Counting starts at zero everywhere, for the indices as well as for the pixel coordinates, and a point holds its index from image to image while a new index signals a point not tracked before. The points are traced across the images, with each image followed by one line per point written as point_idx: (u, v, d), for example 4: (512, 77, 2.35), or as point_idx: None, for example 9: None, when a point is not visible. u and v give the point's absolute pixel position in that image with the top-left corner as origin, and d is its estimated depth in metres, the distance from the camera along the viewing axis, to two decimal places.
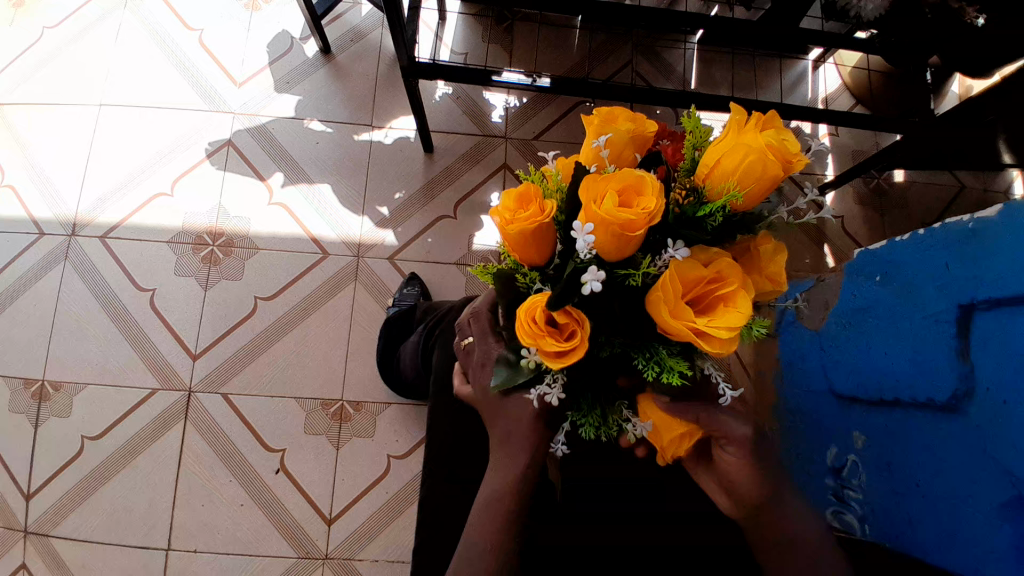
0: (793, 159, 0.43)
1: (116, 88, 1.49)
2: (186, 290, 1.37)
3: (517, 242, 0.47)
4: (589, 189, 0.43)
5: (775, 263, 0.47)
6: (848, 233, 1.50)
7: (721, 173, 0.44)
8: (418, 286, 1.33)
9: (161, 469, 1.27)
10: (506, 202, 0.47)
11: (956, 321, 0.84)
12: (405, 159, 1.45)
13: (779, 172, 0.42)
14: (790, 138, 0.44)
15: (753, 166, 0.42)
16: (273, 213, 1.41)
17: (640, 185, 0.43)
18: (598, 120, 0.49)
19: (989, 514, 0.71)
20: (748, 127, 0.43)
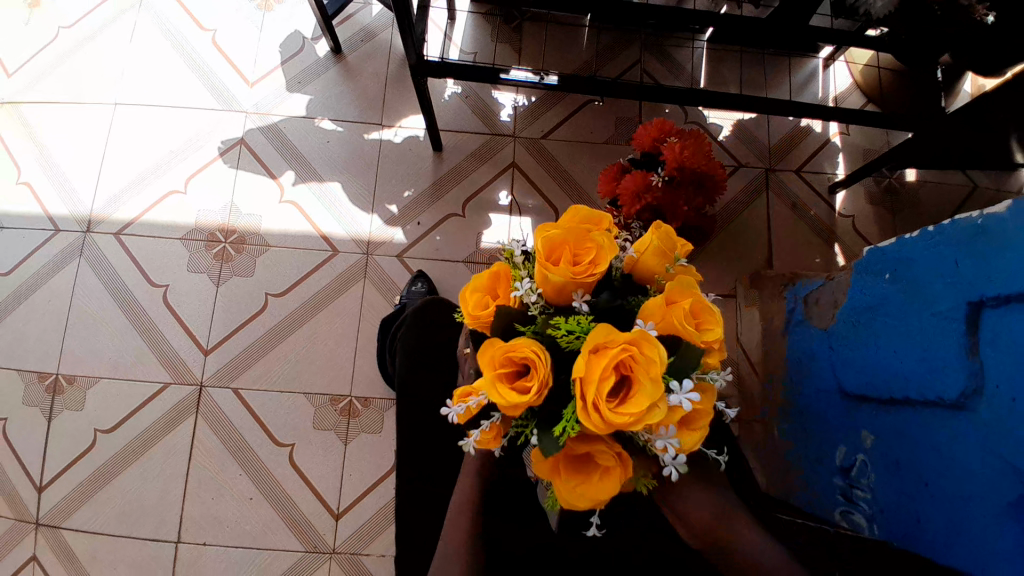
0: (635, 417, 0.44)
1: (131, 88, 1.52)
2: (198, 286, 1.39)
3: (475, 326, 0.57)
4: (485, 353, 0.49)
5: (682, 437, 0.48)
6: (858, 232, 1.49)
7: (579, 382, 0.47)
8: (425, 284, 1.33)
9: (171, 463, 1.28)
10: (475, 283, 0.57)
11: (965, 319, 0.82)
12: (414, 158, 1.46)
13: (604, 429, 0.44)
14: (642, 394, 0.44)
15: (591, 409, 0.45)
16: (283, 211, 1.43)
17: (535, 367, 0.48)
18: (541, 254, 0.51)
19: (1000, 513, 0.72)
20: (598, 366, 0.44)
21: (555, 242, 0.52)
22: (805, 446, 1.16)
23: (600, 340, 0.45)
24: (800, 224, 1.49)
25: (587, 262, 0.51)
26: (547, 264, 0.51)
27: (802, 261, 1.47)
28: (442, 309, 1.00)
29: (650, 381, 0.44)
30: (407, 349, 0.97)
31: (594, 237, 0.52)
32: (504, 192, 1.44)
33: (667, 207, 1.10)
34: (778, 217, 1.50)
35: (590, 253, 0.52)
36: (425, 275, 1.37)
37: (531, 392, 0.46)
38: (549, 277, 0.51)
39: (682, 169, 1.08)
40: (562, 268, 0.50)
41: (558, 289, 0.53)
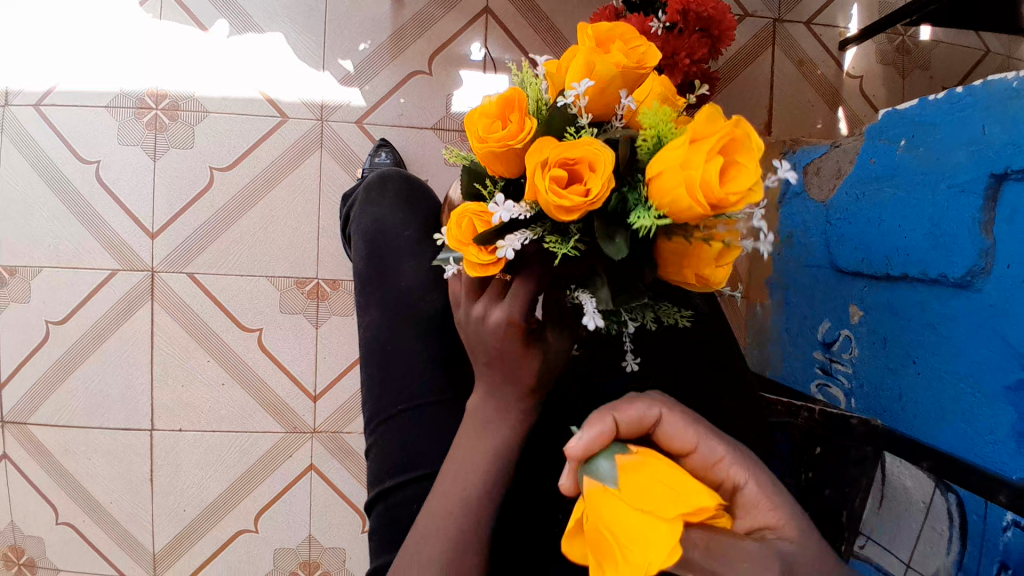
0: (736, 201, 0.39)
1: None
2: (131, 161, 1.22)
3: (489, 158, 0.47)
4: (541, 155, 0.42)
5: (708, 270, 0.46)
6: (865, 95, 1.36)
7: (655, 182, 0.41)
8: (391, 154, 1.20)
9: (133, 352, 1.22)
10: (483, 107, 0.47)
11: (984, 192, 0.76)
12: (368, 3, 1.23)
13: (703, 212, 0.40)
14: (748, 169, 0.39)
15: (684, 198, 0.40)
16: (219, 71, 1.22)
17: (592, 162, 0.42)
18: (590, 45, 0.46)
19: (997, 395, 0.74)
20: (701, 150, 0.38)
21: (602, 37, 0.48)
22: (787, 320, 1.17)
23: (702, 129, 0.39)
24: (804, 85, 1.34)
25: (637, 60, 0.47)
26: (597, 53, 0.45)
27: (801, 128, 1.34)
28: (419, 190, 0.78)
29: (602, 179, 0.41)
30: (365, 231, 0.75)
31: (642, 37, 0.48)
32: (475, 44, 1.25)
33: (666, 59, 0.96)
34: (782, 75, 1.34)
35: (638, 50, 0.47)
36: (389, 143, 1.22)
37: (598, 185, 0.40)
38: (601, 70, 0.45)
39: (686, 13, 0.93)
40: (612, 60, 0.45)
41: (603, 94, 0.46)
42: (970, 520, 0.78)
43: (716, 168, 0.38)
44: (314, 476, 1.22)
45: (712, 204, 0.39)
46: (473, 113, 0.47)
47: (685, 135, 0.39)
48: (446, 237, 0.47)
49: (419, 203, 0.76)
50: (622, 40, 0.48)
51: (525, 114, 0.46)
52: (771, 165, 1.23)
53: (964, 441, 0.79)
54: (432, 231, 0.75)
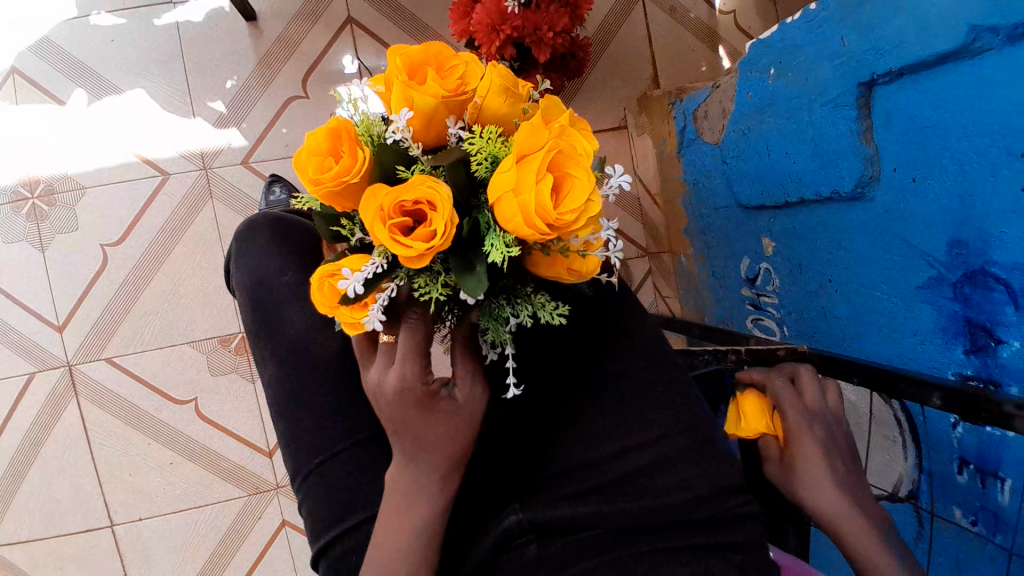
0: (573, 220, 0.39)
1: None
2: (16, 257, 1.14)
3: (331, 196, 0.43)
4: (380, 204, 0.40)
5: (575, 265, 0.45)
6: (743, 29, 1.36)
7: (496, 208, 0.41)
8: (285, 187, 1.15)
9: (72, 452, 1.17)
10: (311, 144, 0.43)
11: (855, 103, 0.76)
12: (225, 39, 1.17)
13: (544, 235, 0.39)
14: (581, 188, 0.39)
15: (521, 221, 0.39)
16: (89, 143, 1.15)
17: (433, 200, 0.40)
18: (403, 76, 0.42)
19: (912, 296, 0.76)
20: (529, 171, 0.38)
21: (415, 63, 0.43)
22: (711, 263, 1.18)
23: (527, 146, 0.40)
24: (682, 30, 1.34)
25: (458, 79, 0.43)
26: (414, 85, 0.42)
27: (689, 73, 1.34)
28: (292, 226, 0.75)
29: (446, 224, 0.39)
30: (244, 283, 0.72)
31: (459, 53, 0.43)
32: (347, 57, 1.20)
33: (531, 36, 0.94)
34: (659, 24, 1.33)
35: (456, 71, 0.43)
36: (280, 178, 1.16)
37: (442, 232, 0.38)
38: (420, 104, 0.42)
39: None
40: (431, 90, 0.41)
41: (429, 123, 0.44)
42: (920, 427, 0.79)
43: (546, 185, 0.38)
44: (290, 530, 1.19)
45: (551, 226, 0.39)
46: (300, 155, 0.43)
47: (512, 156, 0.40)
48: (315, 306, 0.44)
49: (292, 242, 0.74)
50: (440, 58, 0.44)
51: (358, 144, 0.43)
52: (665, 117, 1.23)
53: (892, 346, 0.80)
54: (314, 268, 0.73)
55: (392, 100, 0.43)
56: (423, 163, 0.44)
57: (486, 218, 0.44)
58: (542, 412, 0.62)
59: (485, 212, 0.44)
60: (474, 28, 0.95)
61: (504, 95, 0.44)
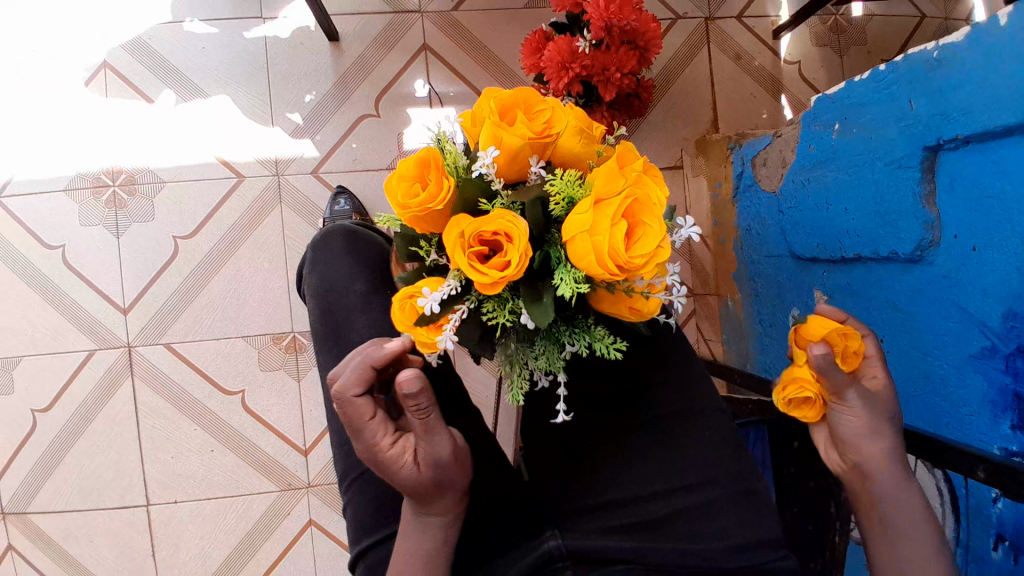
0: (643, 263, 0.41)
1: None
2: (95, 240, 1.21)
3: (415, 220, 0.47)
4: (461, 230, 0.43)
5: (639, 303, 0.46)
6: (807, 80, 1.39)
7: (570, 246, 0.43)
8: (348, 200, 1.20)
9: (121, 429, 1.22)
10: (401, 170, 0.47)
11: (919, 166, 0.77)
12: (309, 56, 1.24)
13: (614, 276, 0.41)
14: (653, 232, 0.41)
15: (592, 260, 0.41)
16: (172, 142, 1.22)
17: (510, 233, 0.42)
18: (495, 117, 0.45)
19: (965, 365, 0.75)
20: (605, 216, 0.40)
21: (506, 105, 0.46)
22: (758, 312, 1.18)
23: (604, 191, 0.42)
24: (745, 77, 1.37)
25: (544, 123, 0.45)
26: (504, 126, 0.44)
27: (747, 121, 1.37)
28: (363, 241, 0.80)
29: (519, 257, 0.41)
30: (315, 290, 0.77)
31: (546, 99, 0.46)
32: (419, 81, 1.27)
33: (598, 76, 0.98)
34: (721, 70, 1.36)
35: (543, 116, 0.45)
36: (347, 189, 1.24)
37: (516, 259, 0.41)
38: (508, 144, 0.44)
39: (609, 28, 0.94)
40: (520, 131, 0.44)
41: (513, 161, 0.46)
42: (961, 499, 0.76)
43: (621, 229, 0.40)
44: (315, 530, 1.22)
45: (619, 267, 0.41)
46: (390, 180, 0.47)
47: (589, 199, 0.42)
48: (393, 324, 0.47)
49: (364, 255, 0.79)
50: (530, 103, 0.46)
51: (444, 174, 0.47)
52: (721, 162, 1.26)
53: (943, 412, 0.79)
54: (382, 281, 0.77)
55: (481, 138, 0.46)
56: (503, 198, 0.48)
57: (558, 252, 0.47)
58: (591, 442, 0.64)
59: (557, 248, 0.47)
60: (546, 63, 0.99)
61: (578, 136, 0.47)
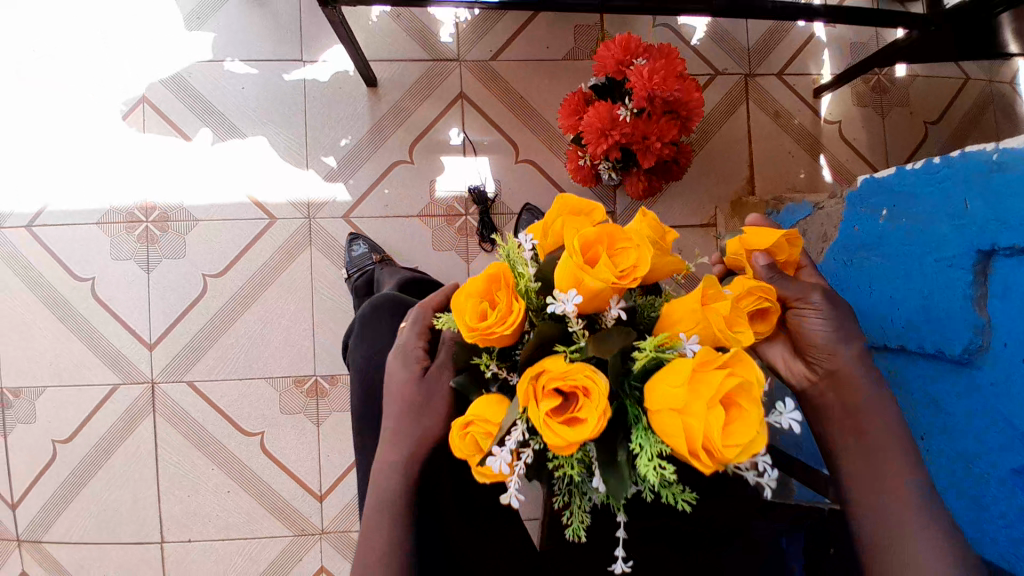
0: (738, 454, 0.36)
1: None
2: (125, 275, 1.22)
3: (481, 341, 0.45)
4: (535, 374, 0.41)
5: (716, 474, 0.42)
6: (846, 138, 1.36)
7: (655, 415, 0.38)
8: (365, 243, 1.21)
9: (140, 464, 1.22)
10: (468, 287, 0.45)
11: (970, 268, 0.74)
12: (346, 101, 1.25)
13: (703, 464, 0.36)
14: (751, 419, 0.36)
15: (681, 444, 0.36)
16: (207, 180, 1.23)
17: (588, 389, 0.40)
18: (578, 255, 0.41)
19: (1010, 480, 0.72)
20: (700, 398, 0.35)
21: (589, 239, 0.42)
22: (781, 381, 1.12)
23: (702, 363, 0.37)
24: (784, 135, 1.34)
25: (628, 263, 0.42)
26: (588, 267, 0.41)
27: (785, 181, 1.34)
28: (410, 318, 0.81)
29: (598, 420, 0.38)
30: (360, 366, 0.79)
31: (632, 235, 0.42)
32: (454, 129, 1.27)
33: (638, 144, 0.97)
34: (759, 128, 1.34)
35: (629, 255, 0.42)
36: (360, 234, 1.24)
37: (595, 420, 0.38)
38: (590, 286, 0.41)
39: (652, 97, 0.92)
40: (602, 276, 0.40)
41: (593, 298, 0.43)
42: None
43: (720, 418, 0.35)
44: None
45: (708, 454, 0.37)
46: (458, 297, 0.45)
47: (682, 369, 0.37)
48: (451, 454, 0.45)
49: None
50: (614, 237, 0.42)
51: (514, 296, 0.45)
52: None
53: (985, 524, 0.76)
54: None
55: (560, 272, 0.43)
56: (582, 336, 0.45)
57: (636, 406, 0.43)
58: None
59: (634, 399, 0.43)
60: (584, 129, 0.98)
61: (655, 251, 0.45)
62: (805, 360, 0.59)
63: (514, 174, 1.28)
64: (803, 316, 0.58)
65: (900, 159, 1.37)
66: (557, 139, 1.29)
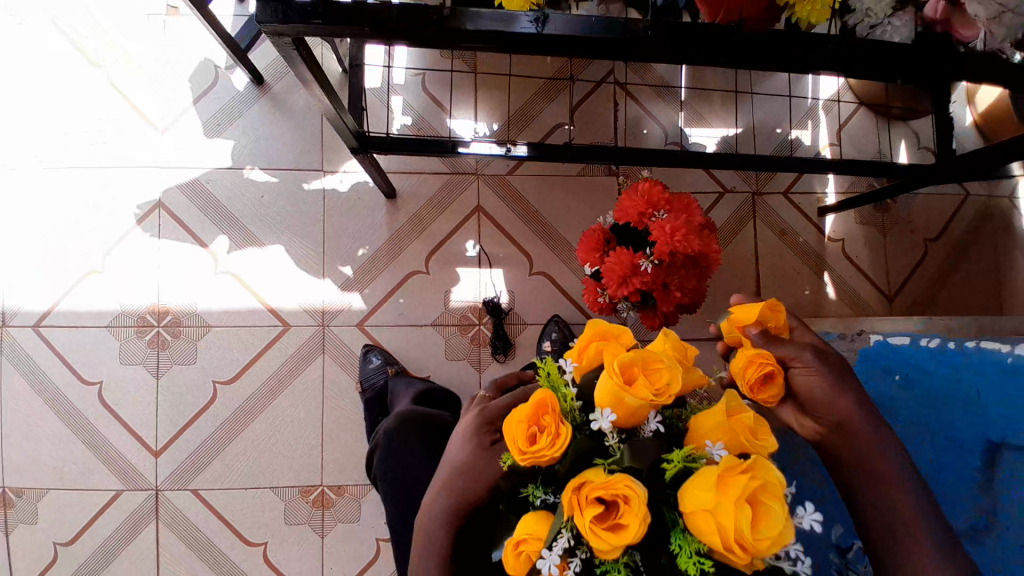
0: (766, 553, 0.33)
1: (21, 146, 1.25)
2: (135, 380, 1.22)
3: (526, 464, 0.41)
4: (576, 486, 0.37)
5: None
6: (848, 256, 1.39)
7: (685, 508, 0.35)
8: (381, 356, 1.21)
9: (140, 573, 1.20)
10: (514, 411, 0.41)
11: (981, 454, 0.78)
12: (364, 210, 1.27)
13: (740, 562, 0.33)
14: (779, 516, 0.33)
15: (712, 526, 0.33)
16: (220, 286, 1.24)
17: (627, 497, 0.35)
18: (610, 374, 0.38)
19: None
20: (731, 494, 0.33)
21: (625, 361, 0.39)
22: None
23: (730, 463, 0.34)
24: (789, 253, 1.38)
25: (662, 381, 0.38)
26: (619, 385, 0.37)
27: (792, 297, 1.37)
28: (439, 441, 0.84)
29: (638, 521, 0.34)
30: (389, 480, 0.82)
31: (663, 355, 0.39)
32: (470, 242, 1.29)
33: (658, 290, 0.99)
34: (767, 245, 1.38)
35: (663, 374, 0.38)
36: (375, 345, 1.25)
37: (636, 526, 0.34)
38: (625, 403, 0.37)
39: (674, 252, 0.96)
40: (643, 392, 0.37)
41: (631, 413, 0.39)
42: None
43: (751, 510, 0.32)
44: None
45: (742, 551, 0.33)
46: (506, 420, 0.42)
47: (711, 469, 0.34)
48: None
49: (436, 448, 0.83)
50: (650, 357, 0.39)
51: (561, 416, 0.41)
52: None
53: None
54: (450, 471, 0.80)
55: (598, 388, 0.39)
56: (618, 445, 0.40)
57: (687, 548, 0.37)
58: None
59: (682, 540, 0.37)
60: (605, 273, 1.00)
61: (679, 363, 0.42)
62: (812, 415, 0.53)
63: (528, 284, 1.30)
64: (797, 374, 0.52)
65: (902, 277, 1.39)
66: (570, 252, 1.31)
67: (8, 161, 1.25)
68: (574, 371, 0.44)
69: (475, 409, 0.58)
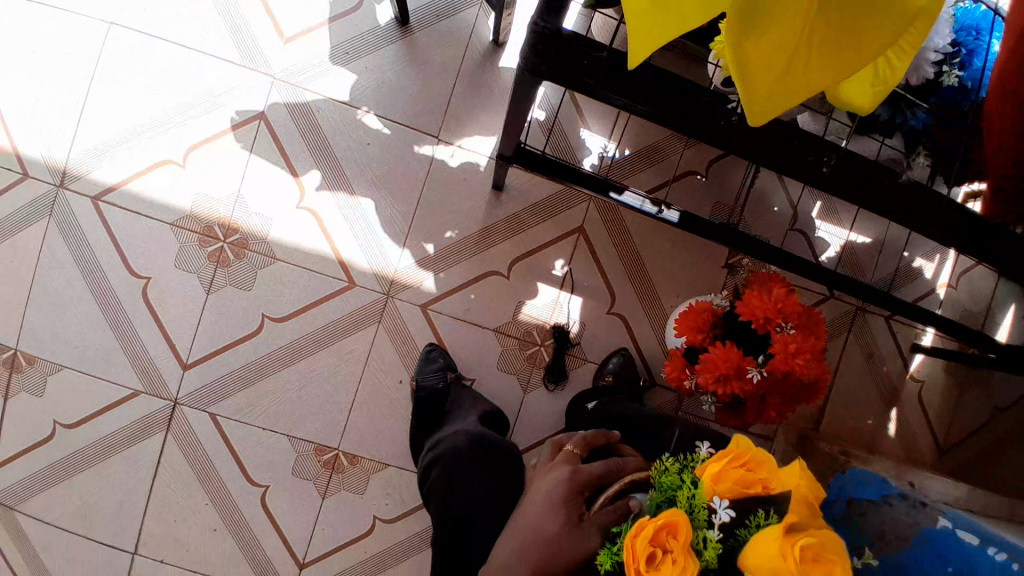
0: None
1: (133, 5, 1.15)
2: (185, 287, 1.16)
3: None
4: None
5: None
6: (923, 402, 1.34)
7: None
8: (440, 358, 1.16)
9: (136, 474, 1.18)
10: (640, 529, 0.48)
11: None
12: (465, 193, 1.19)
13: None
14: None
15: None
16: (297, 221, 1.17)
17: None
18: (775, 544, 0.41)
19: None
20: None
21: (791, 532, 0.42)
22: None
23: None
24: (867, 377, 1.32)
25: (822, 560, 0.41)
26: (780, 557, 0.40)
27: (853, 421, 1.32)
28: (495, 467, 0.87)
29: None
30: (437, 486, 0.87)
31: (834, 537, 0.41)
32: (560, 261, 1.22)
33: (754, 400, 0.94)
34: (848, 361, 1.32)
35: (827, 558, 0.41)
36: (438, 346, 1.20)
37: None
38: None
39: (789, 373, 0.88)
40: None
41: None
42: None
43: None
44: None
45: None
46: (630, 535, 0.48)
47: None
48: None
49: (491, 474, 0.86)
50: (824, 543, 0.41)
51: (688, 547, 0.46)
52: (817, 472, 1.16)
53: None
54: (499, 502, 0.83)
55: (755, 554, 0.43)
56: None
57: None
58: None
59: None
60: (703, 361, 0.93)
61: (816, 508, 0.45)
62: None
63: (602, 322, 1.23)
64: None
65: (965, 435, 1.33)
66: (656, 304, 1.24)
67: (116, 17, 1.15)
68: (725, 510, 0.48)
69: (568, 469, 0.69)
